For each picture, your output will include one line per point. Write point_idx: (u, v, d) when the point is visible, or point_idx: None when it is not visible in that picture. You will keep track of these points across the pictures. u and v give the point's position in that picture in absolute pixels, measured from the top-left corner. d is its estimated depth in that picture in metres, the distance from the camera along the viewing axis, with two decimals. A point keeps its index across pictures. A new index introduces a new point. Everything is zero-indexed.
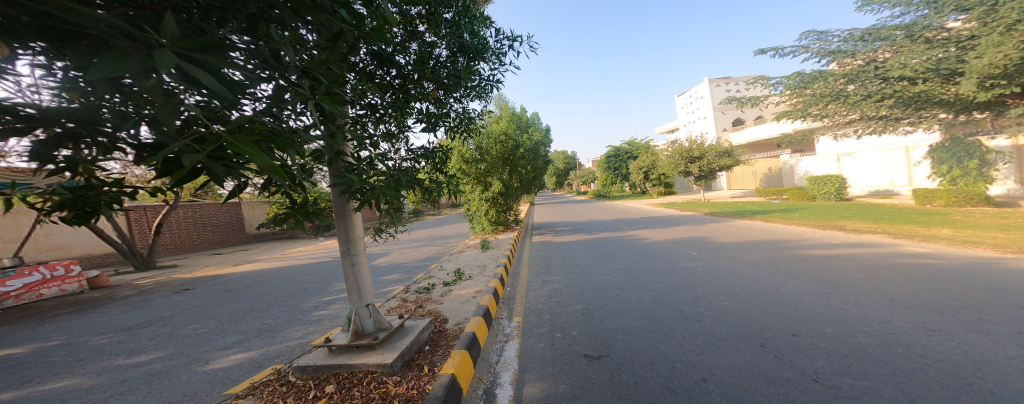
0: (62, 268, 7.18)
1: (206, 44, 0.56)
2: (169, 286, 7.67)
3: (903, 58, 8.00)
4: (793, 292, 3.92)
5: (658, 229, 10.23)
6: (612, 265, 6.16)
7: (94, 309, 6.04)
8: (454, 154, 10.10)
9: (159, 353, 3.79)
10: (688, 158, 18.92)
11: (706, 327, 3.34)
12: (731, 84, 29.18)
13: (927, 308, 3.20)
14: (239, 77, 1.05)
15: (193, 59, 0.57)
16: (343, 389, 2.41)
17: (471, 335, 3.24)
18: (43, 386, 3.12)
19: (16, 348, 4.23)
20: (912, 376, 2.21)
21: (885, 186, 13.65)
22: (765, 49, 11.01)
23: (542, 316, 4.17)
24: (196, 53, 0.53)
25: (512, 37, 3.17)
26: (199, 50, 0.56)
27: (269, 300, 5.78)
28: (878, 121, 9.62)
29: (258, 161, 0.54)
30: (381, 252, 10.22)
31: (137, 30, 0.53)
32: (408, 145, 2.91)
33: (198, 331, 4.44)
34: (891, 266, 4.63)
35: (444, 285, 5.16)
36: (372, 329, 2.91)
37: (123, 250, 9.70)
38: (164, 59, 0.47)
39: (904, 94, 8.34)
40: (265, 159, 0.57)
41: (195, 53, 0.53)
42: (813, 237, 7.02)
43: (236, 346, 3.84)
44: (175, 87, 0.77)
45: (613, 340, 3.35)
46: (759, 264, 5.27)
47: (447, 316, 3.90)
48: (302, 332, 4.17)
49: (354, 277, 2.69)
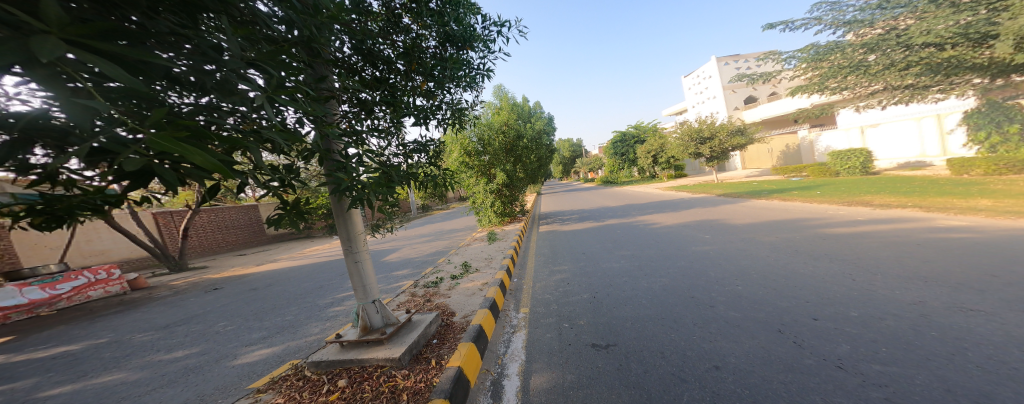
0: (105, 272, 7.58)
1: (102, 28, 0.53)
2: (199, 286, 8.04)
3: (926, 24, 7.31)
4: (813, 274, 3.76)
5: (669, 213, 10.02)
6: (621, 252, 6.07)
7: (135, 308, 6.40)
8: (456, 147, 10.06)
9: (194, 348, 3.91)
10: (699, 139, 18.27)
11: (718, 313, 3.25)
12: (741, 60, 27.86)
13: (964, 287, 3.01)
14: (187, 72, 1.01)
15: (91, 46, 0.54)
16: (354, 383, 2.46)
17: (478, 328, 3.25)
18: (96, 379, 3.28)
19: (70, 345, 4.48)
20: (947, 361, 2.08)
21: (915, 157, 12.73)
22: (773, 23, 10.24)
23: (549, 307, 4.13)
24: (92, 40, 0.51)
25: (500, 22, 3.09)
26: (93, 34, 0.53)
27: (289, 298, 5.97)
28: (904, 91, 8.92)
29: (191, 157, 0.53)
30: (392, 248, 10.39)
31: (15, 17, 0.50)
32: (400, 140, 2.92)
33: (227, 327, 4.60)
34: (920, 242, 4.37)
35: (452, 278, 5.22)
36: (380, 324, 2.94)
37: (156, 254, 10.14)
38: (49, 48, 0.45)
39: (930, 61, 7.70)
40: (201, 156, 0.56)
41: (92, 41, 0.51)
42: (835, 215, 6.70)
43: (260, 342, 3.96)
44: (101, 83, 0.73)
45: (622, 329, 3.31)
46: (776, 245, 5.08)
47: (454, 309, 3.93)
48: (320, 327, 4.29)
49: (358, 274, 2.69)
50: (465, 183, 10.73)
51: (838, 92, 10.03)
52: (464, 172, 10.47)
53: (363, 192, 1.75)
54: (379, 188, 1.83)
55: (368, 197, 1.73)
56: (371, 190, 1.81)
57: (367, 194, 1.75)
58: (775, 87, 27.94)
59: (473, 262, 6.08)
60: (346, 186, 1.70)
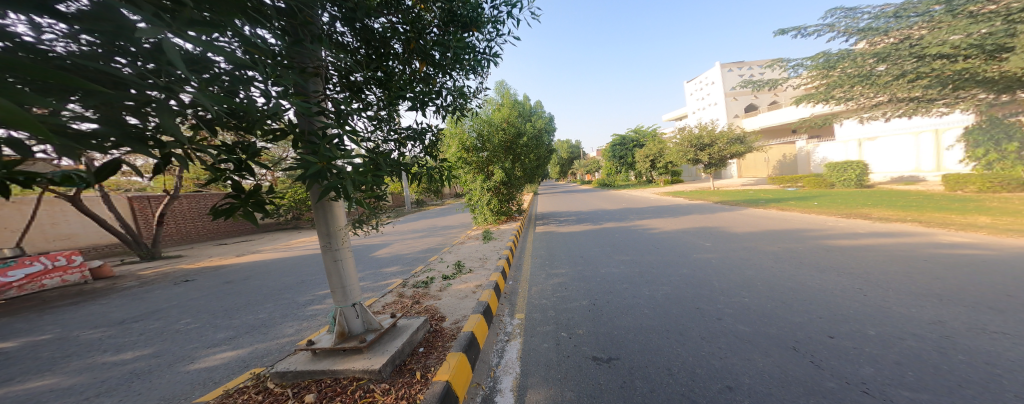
0: (64, 259, 7.09)
1: None
2: (171, 277, 7.59)
3: (942, 34, 7.41)
4: (823, 285, 3.54)
5: (667, 219, 9.89)
6: (619, 257, 5.85)
7: (94, 300, 5.95)
8: (455, 141, 9.75)
9: (146, 351, 3.59)
10: (699, 146, 18.33)
11: (727, 326, 2.97)
12: (743, 68, 27.99)
13: (983, 306, 2.80)
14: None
15: None
16: (324, 399, 2.16)
17: (470, 336, 2.98)
18: (24, 385, 2.94)
19: (9, 342, 4.09)
20: (982, 390, 1.86)
21: (910, 171, 13.01)
22: (785, 29, 10.19)
23: (546, 313, 3.89)
24: None
25: (511, 2, 2.79)
26: None
27: (265, 293, 5.60)
28: (908, 103, 9.10)
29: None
30: (383, 243, 10.02)
31: None
32: (392, 126, 2.62)
33: (189, 326, 4.27)
34: (929, 258, 4.20)
35: (443, 278, 4.92)
36: (360, 330, 2.64)
37: (127, 241, 9.59)
38: None
39: (941, 73, 7.75)
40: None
41: None
42: (836, 226, 6.57)
43: (224, 344, 3.67)
44: None
45: (625, 341, 3.07)
46: (779, 254, 4.89)
47: (444, 313, 3.64)
48: (294, 328, 3.98)
49: (338, 273, 2.37)
50: (462, 179, 10.43)
51: (843, 102, 10.18)
52: (460, 168, 10.17)
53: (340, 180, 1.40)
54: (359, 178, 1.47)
55: (348, 187, 1.38)
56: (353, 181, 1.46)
57: (347, 183, 1.39)
58: (775, 98, 28.20)
59: (467, 262, 5.77)
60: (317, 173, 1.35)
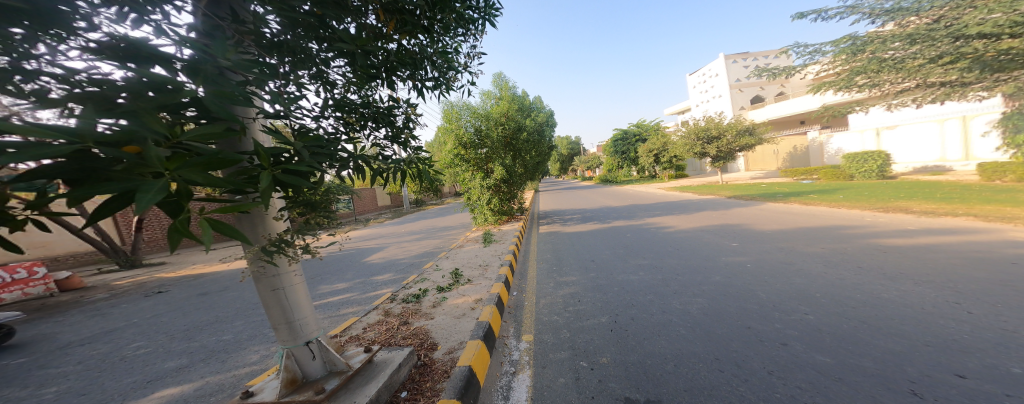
0: (24, 270, 6.51)
1: None
2: (144, 288, 6.98)
3: (981, 13, 6.82)
4: (904, 297, 2.86)
5: (679, 215, 9.27)
6: (636, 261, 5.21)
7: (50, 317, 5.34)
8: (451, 138, 9.15)
9: (76, 387, 2.97)
10: (706, 138, 17.62)
11: (798, 355, 2.30)
12: (749, 59, 27.21)
13: None
14: None
15: None
16: None
17: (467, 373, 2.34)
18: None
19: None
20: None
21: (934, 161, 12.41)
22: (804, 13, 9.47)
23: (559, 334, 3.28)
24: None
25: None
26: None
27: (239, 307, 4.99)
28: (941, 88, 8.54)
29: None
30: (377, 247, 9.40)
31: None
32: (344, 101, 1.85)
33: (139, 352, 3.64)
34: (1013, 260, 3.52)
35: (438, 290, 4.28)
36: (319, 374, 1.99)
37: (104, 249, 8.99)
38: None
39: (981, 55, 7.13)
40: None
41: None
42: (877, 222, 5.90)
43: (172, 377, 3.04)
44: None
45: (663, 375, 2.40)
46: (825, 256, 4.22)
47: (436, 339, 3.00)
48: (260, 354, 3.35)
49: (280, 306, 1.69)
50: (459, 178, 9.79)
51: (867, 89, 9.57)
52: (459, 166, 9.58)
53: (142, 178, 0.52)
54: (209, 182, 0.58)
55: (157, 200, 0.48)
56: (199, 185, 0.57)
57: (168, 184, 0.52)
58: (780, 88, 27.41)
59: (464, 270, 5.11)
60: (71, 167, 0.50)
